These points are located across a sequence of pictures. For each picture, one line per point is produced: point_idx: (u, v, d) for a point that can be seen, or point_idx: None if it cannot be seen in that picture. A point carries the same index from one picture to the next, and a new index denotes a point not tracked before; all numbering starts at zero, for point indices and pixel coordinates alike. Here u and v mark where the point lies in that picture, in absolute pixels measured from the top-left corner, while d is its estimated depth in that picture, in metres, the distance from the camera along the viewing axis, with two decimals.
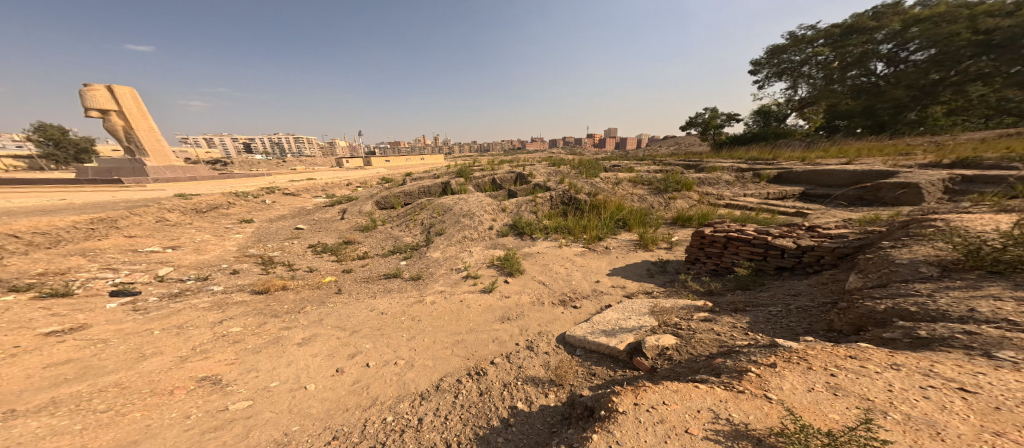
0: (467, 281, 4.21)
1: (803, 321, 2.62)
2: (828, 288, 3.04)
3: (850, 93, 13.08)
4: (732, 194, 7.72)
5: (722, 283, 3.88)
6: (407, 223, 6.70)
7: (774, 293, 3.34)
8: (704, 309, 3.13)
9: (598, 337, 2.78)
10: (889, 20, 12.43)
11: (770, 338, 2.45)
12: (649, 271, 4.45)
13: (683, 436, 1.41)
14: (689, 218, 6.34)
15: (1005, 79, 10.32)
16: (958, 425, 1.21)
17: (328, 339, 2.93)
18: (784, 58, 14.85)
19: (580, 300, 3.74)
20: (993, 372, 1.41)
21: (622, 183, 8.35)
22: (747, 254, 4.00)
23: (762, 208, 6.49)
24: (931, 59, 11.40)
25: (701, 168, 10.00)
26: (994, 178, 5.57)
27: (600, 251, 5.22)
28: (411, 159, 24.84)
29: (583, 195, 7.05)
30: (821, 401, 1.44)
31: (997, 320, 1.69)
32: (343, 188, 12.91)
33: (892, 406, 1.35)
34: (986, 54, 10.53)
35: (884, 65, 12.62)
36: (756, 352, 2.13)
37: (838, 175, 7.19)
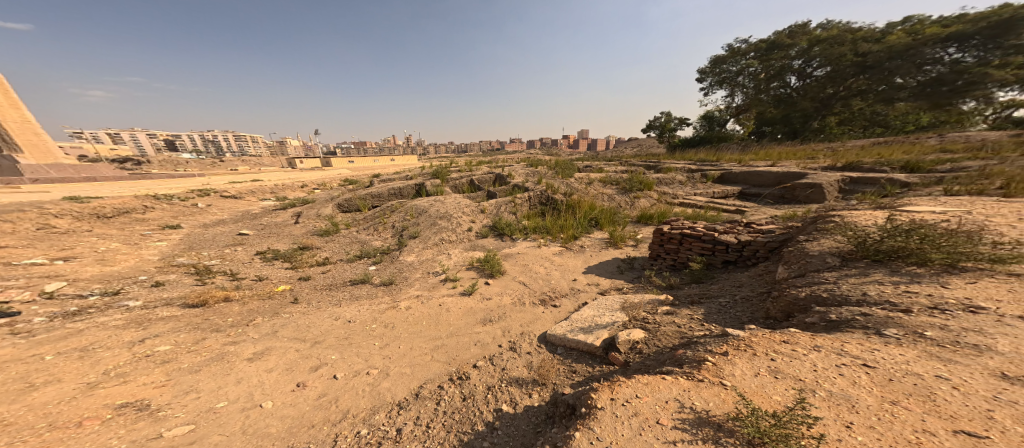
0: (447, 284, 4.14)
1: (745, 311, 2.88)
2: (764, 279, 3.37)
3: (772, 102, 14.54)
4: (685, 193, 8.28)
5: (680, 276, 4.14)
6: (377, 226, 6.46)
7: (722, 285, 3.62)
8: (668, 302, 3.33)
9: (577, 334, 2.86)
10: (799, 38, 13.96)
11: (721, 327, 2.66)
12: (619, 267, 4.64)
13: (655, 427, 1.47)
14: (651, 217, 6.70)
15: (875, 96, 12.07)
16: (866, 397, 1.39)
17: (289, 353, 2.75)
18: (724, 68, 16.01)
19: (559, 299, 3.81)
20: (885, 348, 1.65)
21: (594, 183, 8.63)
22: (699, 249, 4.28)
23: (711, 206, 7.01)
24: (827, 75, 12.92)
25: (659, 169, 10.60)
26: (871, 179, 6.54)
27: (575, 249, 5.35)
28: (378, 160, 23.94)
29: (560, 195, 7.21)
30: (765, 385, 1.58)
31: (882, 302, 1.99)
32: (296, 190, 12.16)
33: (818, 384, 1.52)
34: (863, 73, 12.01)
35: (795, 78, 14.13)
36: (711, 342, 2.31)
37: (764, 176, 7.97)
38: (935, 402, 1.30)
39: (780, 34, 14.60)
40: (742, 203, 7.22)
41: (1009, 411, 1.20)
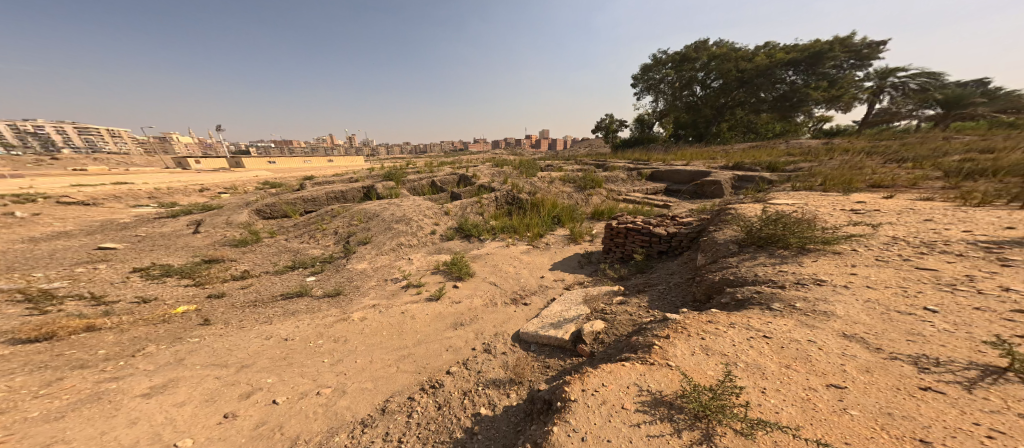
0: (412, 290, 3.92)
1: (677, 295, 3.18)
2: (689, 265, 3.75)
3: (685, 109, 16.45)
4: (625, 189, 8.92)
5: (627, 267, 4.42)
6: (314, 233, 5.93)
7: (659, 273, 3.94)
8: (623, 292, 3.53)
9: (548, 330, 2.89)
10: (701, 53, 15.76)
11: (660, 312, 2.88)
12: (580, 262, 4.81)
13: (622, 412, 1.49)
14: (602, 213, 7.07)
15: (751, 106, 15.05)
16: (767, 364, 1.59)
17: (208, 382, 2.37)
18: (651, 75, 17.22)
19: (529, 297, 3.81)
20: (773, 321, 1.91)
21: (555, 182, 8.80)
22: (640, 242, 4.58)
23: (647, 201, 7.65)
24: (723, 84, 15.22)
25: (605, 168, 11.22)
26: (747, 178, 7.84)
27: (542, 247, 5.42)
28: (311, 161, 21.85)
29: (525, 195, 7.25)
30: (700, 361, 1.71)
31: (769, 281, 2.34)
32: (192, 195, 10.64)
33: (738, 357, 1.69)
34: (740, 87, 14.91)
35: (700, 88, 16.10)
36: (655, 327, 2.48)
37: (681, 174, 8.88)
38: (810, 362, 1.54)
39: (692, 47, 16.22)
40: (666, 198, 7.99)
41: (852, 363, 1.49)
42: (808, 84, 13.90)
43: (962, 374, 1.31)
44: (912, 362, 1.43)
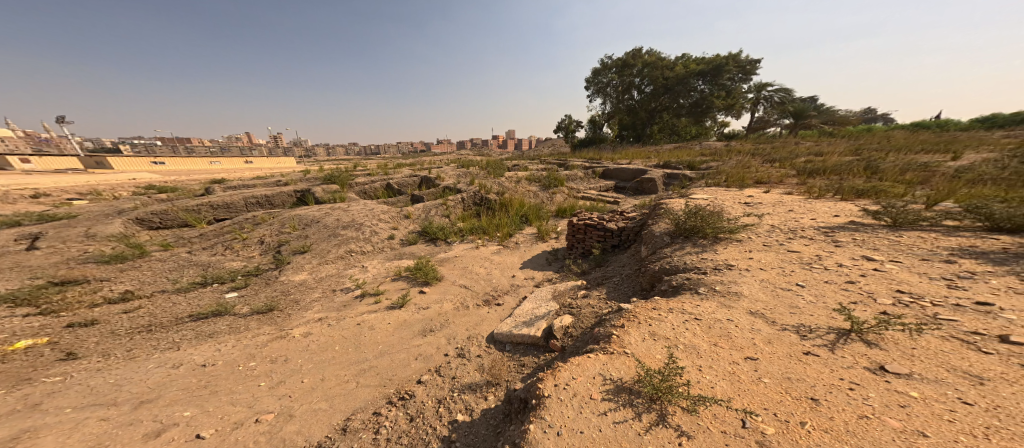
0: (371, 299, 3.64)
1: (627, 285, 3.35)
2: (634, 257, 3.99)
3: (625, 111, 17.81)
4: (581, 187, 9.27)
5: (587, 262, 4.59)
6: (231, 244, 5.22)
7: (614, 265, 4.13)
8: (585, 286, 3.64)
9: (521, 328, 2.87)
10: (638, 60, 17.05)
11: (614, 302, 3.01)
12: (548, 260, 4.88)
13: (591, 402, 1.48)
14: (565, 210, 7.23)
15: (675, 110, 17.03)
16: (699, 343, 1.72)
17: (89, 427, 1.88)
18: (600, 79, 18.12)
19: (501, 297, 3.76)
20: (701, 304, 2.08)
21: (522, 181, 8.83)
22: (598, 237, 4.73)
23: (602, 198, 8.06)
24: (656, 88, 16.58)
25: (565, 167, 11.55)
26: (671, 175, 8.56)
27: (512, 246, 5.40)
28: (226, 163, 19.24)
29: (493, 195, 7.21)
30: (650, 347, 1.78)
31: (696, 267, 2.58)
32: (43, 203, 8.58)
33: (680, 338, 1.80)
34: (665, 93, 16.76)
35: (636, 92, 17.52)
36: (612, 318, 2.57)
37: (624, 172, 9.62)
38: (731, 338, 1.72)
39: (630, 53, 17.32)
40: (611, 195, 8.54)
41: (760, 336, 1.69)
42: (713, 92, 16.23)
43: (825, 338, 1.59)
44: (795, 331, 1.69)
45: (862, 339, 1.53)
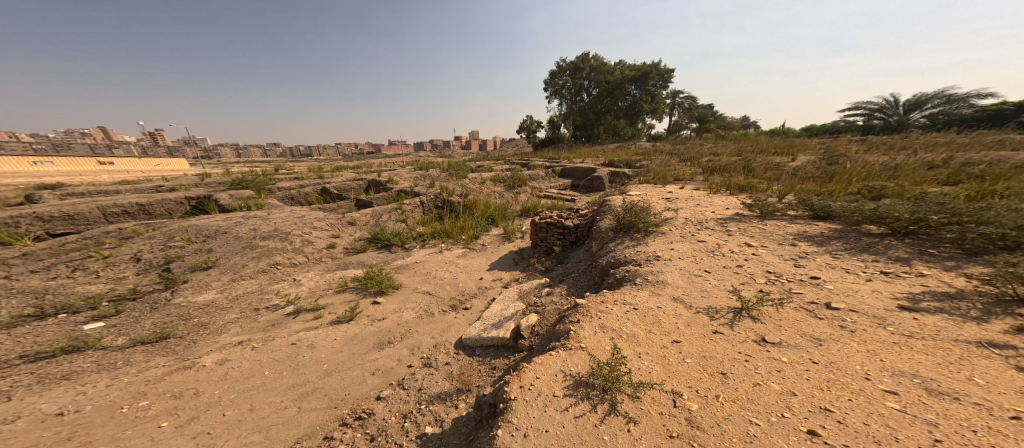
0: (308, 315, 3.29)
1: (583, 279, 3.60)
2: (591, 250, 4.18)
3: (580, 112, 18.54)
4: (542, 186, 9.48)
5: (550, 259, 4.72)
6: (79, 262, 3.87)
7: (574, 260, 4.31)
8: (549, 283, 3.75)
9: (490, 331, 2.86)
10: (589, 63, 17.85)
11: (574, 296, 3.18)
12: (515, 260, 4.92)
13: (554, 400, 1.51)
14: (528, 210, 7.32)
15: (624, 111, 18.08)
16: (635, 331, 1.93)
17: None
18: (555, 81, 18.85)
19: (469, 301, 3.71)
20: (636, 297, 2.32)
21: (486, 182, 8.78)
22: (558, 234, 4.87)
23: (559, 196, 8.33)
24: (602, 90, 17.79)
25: (527, 167, 11.68)
26: (614, 174, 9.24)
27: (478, 249, 5.35)
28: (54, 162, 13.59)
29: (456, 197, 7.13)
30: (599, 339, 1.90)
31: (630, 257, 3.12)
32: None
33: (622, 329, 1.97)
34: (615, 95, 17.75)
35: (589, 94, 18.33)
36: (570, 313, 2.65)
37: (579, 170, 10.00)
38: (660, 325, 1.97)
39: (581, 57, 18.25)
40: (569, 192, 8.86)
41: (682, 321, 2.00)
42: (646, 97, 17.72)
43: (726, 317, 1.96)
44: (706, 313, 2.04)
45: (748, 315, 1.95)
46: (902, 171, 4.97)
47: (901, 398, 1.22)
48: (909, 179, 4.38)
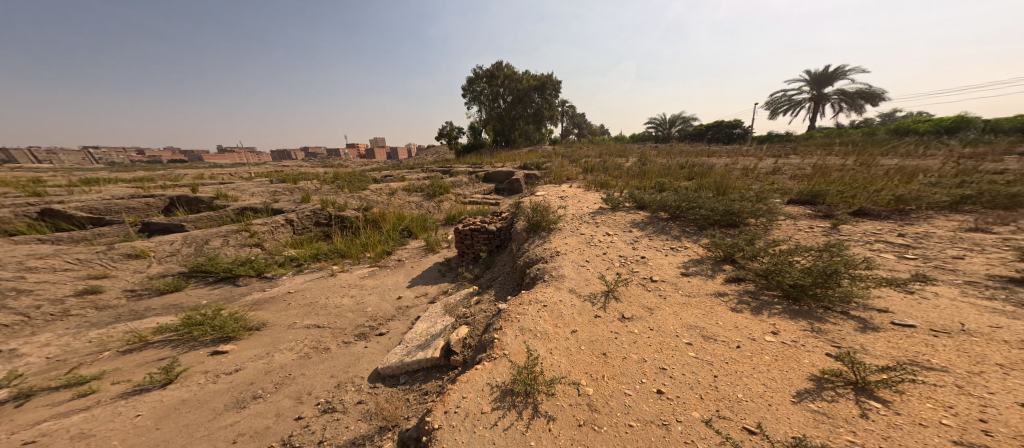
0: (64, 393, 2.48)
1: (507, 282, 3.85)
2: (512, 252, 4.39)
3: (500, 119, 19.18)
4: (467, 193, 9.56)
5: (479, 265, 4.81)
6: None
7: (501, 263, 4.45)
8: (477, 291, 3.95)
9: (415, 354, 2.79)
10: (504, 71, 18.55)
11: (500, 299, 3.45)
12: (441, 271, 4.89)
13: (481, 417, 1.88)
14: (453, 217, 7.33)
15: (540, 117, 19.34)
16: (542, 323, 2.67)
17: None
18: (474, 87, 19.16)
19: (386, 325, 3.55)
20: (549, 293, 3.04)
21: (397, 193, 8.57)
22: (485, 239, 4.97)
23: (484, 201, 8.50)
24: (514, 98, 18.74)
25: (448, 174, 11.54)
26: (530, 174, 9.84)
27: (393, 265, 5.16)
28: None
29: (351, 211, 6.67)
30: (520, 340, 2.48)
31: (540, 256, 3.71)
32: None
33: (533, 330, 2.60)
34: (531, 103, 18.92)
35: (508, 101, 19.12)
36: (496, 321, 2.85)
37: (500, 174, 10.35)
38: (561, 316, 2.75)
39: (496, 66, 18.94)
40: (492, 196, 9.12)
41: (573, 307, 2.86)
42: (546, 106, 19.22)
43: (599, 299, 2.95)
44: (590, 299, 2.95)
45: (613, 294, 2.99)
46: (668, 169, 7.38)
47: (693, 345, 2.24)
48: (672, 177, 6.47)
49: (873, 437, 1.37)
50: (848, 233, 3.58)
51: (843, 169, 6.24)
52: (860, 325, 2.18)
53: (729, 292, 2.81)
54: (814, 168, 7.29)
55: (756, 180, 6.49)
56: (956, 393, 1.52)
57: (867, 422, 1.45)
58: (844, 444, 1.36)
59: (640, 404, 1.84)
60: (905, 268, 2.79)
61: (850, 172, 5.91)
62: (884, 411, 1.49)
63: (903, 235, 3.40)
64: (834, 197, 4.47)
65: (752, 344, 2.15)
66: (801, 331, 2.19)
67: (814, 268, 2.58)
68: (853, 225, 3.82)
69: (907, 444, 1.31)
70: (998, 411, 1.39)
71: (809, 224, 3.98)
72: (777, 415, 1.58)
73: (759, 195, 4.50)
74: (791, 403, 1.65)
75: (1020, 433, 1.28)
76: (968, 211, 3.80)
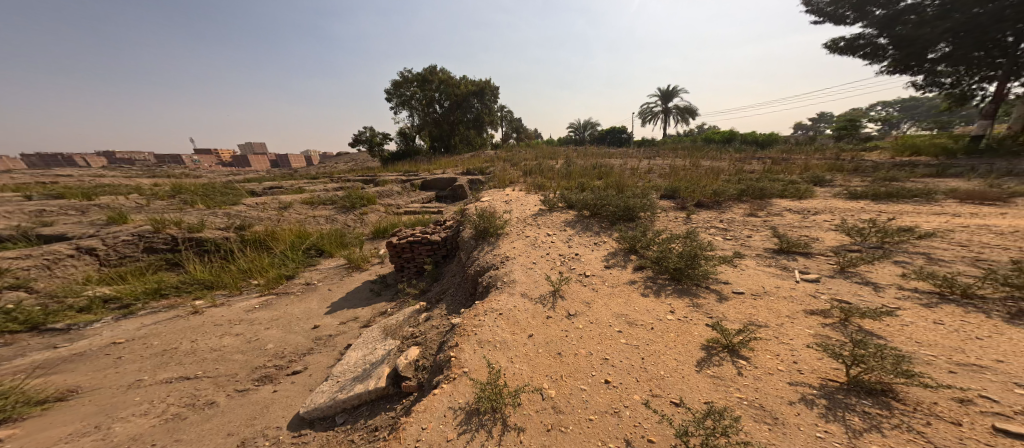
0: None
1: (459, 293, 3.68)
2: (461, 262, 4.25)
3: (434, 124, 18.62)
4: (404, 203, 9.07)
5: (424, 280, 4.59)
6: None
7: (451, 275, 4.23)
8: (426, 307, 3.69)
9: (352, 388, 2.59)
10: (436, 76, 18.10)
11: (455, 312, 3.26)
12: (374, 290, 4.67)
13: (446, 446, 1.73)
14: (385, 230, 7.01)
15: (476, 123, 19.34)
16: (500, 332, 2.60)
17: None
18: (402, 91, 18.29)
19: (301, 360, 3.39)
20: (504, 302, 2.96)
21: (295, 207, 7.96)
22: (428, 251, 4.75)
23: (424, 210, 8.14)
24: (452, 103, 18.50)
25: (374, 183, 10.68)
26: (471, 179, 9.69)
27: (301, 290, 4.90)
28: None
29: (210, 232, 5.66)
30: (481, 355, 2.36)
31: (490, 263, 3.64)
32: None
33: (492, 341, 2.50)
34: (466, 109, 18.84)
35: (442, 107, 18.68)
36: (450, 338, 2.69)
37: (440, 181, 9.94)
38: (517, 322, 2.71)
39: (429, 70, 18.37)
40: (433, 205, 8.79)
41: (525, 311, 2.85)
42: (485, 111, 19.32)
43: (550, 299, 3.00)
44: (543, 301, 2.97)
45: (559, 292, 3.08)
46: (586, 169, 8.11)
47: (622, 331, 2.52)
48: (590, 176, 7.14)
49: (750, 391, 1.78)
50: (695, 221, 4.82)
51: (684, 169, 8.28)
52: (717, 296, 2.87)
53: (637, 282, 3.21)
54: (669, 168, 9.09)
55: (638, 176, 7.78)
56: (777, 346, 2.14)
57: (742, 378, 1.89)
58: (736, 401, 1.73)
59: (595, 398, 1.93)
60: (727, 246, 3.93)
61: (687, 171, 7.95)
62: (749, 366, 1.98)
63: (721, 221, 4.82)
64: (684, 191, 6.00)
65: (661, 324, 2.55)
66: (687, 307, 2.74)
67: (686, 253, 3.23)
68: (698, 215, 5.15)
69: (767, 392, 1.77)
70: (800, 354, 2.03)
71: (674, 214, 5.16)
72: (691, 386, 1.90)
73: (644, 191, 5.53)
74: (694, 372, 2.01)
75: (814, 369, 1.88)
76: (746, 200, 5.84)
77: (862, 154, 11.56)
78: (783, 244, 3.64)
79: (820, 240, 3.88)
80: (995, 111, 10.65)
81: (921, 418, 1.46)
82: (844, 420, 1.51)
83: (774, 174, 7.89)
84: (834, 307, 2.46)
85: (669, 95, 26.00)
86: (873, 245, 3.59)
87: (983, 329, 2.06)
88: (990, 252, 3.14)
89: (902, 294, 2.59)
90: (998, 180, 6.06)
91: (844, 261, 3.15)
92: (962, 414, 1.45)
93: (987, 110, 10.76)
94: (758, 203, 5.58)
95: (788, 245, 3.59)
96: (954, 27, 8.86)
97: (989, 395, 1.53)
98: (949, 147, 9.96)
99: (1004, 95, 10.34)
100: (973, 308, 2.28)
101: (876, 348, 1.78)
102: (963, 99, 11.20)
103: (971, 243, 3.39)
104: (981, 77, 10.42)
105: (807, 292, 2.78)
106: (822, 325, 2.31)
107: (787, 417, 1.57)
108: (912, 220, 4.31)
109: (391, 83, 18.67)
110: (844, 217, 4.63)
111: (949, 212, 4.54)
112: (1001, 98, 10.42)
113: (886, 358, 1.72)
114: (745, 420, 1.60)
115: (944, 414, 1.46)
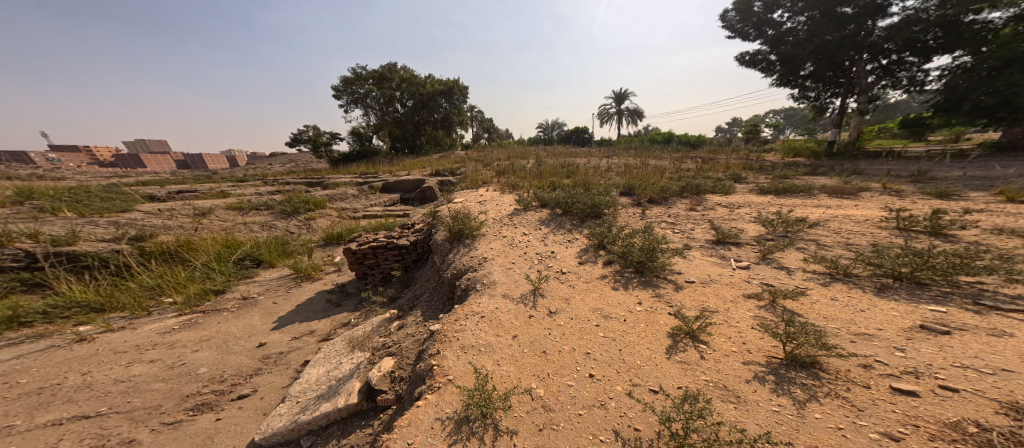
0: None
1: (436, 298, 3.58)
2: (434, 268, 4.10)
3: (393, 123, 17.80)
4: (364, 207, 8.57)
5: (392, 287, 4.37)
6: None
7: (423, 282, 4.08)
8: (398, 315, 3.52)
9: (320, 406, 2.38)
10: (395, 74, 17.31)
11: (431, 319, 3.16)
12: (332, 301, 4.32)
13: None
14: (341, 235, 6.52)
15: (439, 122, 18.74)
16: (483, 336, 2.56)
17: None
18: (355, 89, 17.20)
19: (249, 382, 3.03)
20: (486, 305, 2.92)
21: (218, 212, 7.08)
22: (395, 257, 4.54)
23: (388, 213, 7.71)
24: (416, 103, 17.73)
25: (324, 186, 9.81)
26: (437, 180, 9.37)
27: (238, 305, 4.37)
28: None
29: (92, 244, 4.74)
30: (465, 362, 2.29)
31: (466, 267, 3.58)
32: None
33: (475, 347, 2.44)
34: (427, 107, 18.17)
35: (402, 105, 17.96)
36: (429, 346, 2.58)
37: (407, 184, 9.52)
38: (499, 324, 2.69)
39: (387, 67, 17.46)
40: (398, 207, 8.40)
41: (506, 312, 2.84)
42: (453, 111, 18.80)
43: (529, 299, 3.03)
44: (523, 301, 2.99)
45: (537, 291, 3.12)
46: (555, 168, 8.29)
47: (602, 326, 2.62)
48: (556, 176, 7.33)
49: (714, 373, 1.98)
50: (648, 216, 5.19)
51: (635, 168, 8.87)
52: (674, 285, 3.13)
53: (608, 277, 3.37)
54: (624, 166, 9.66)
55: (598, 174, 8.15)
56: (727, 329, 2.41)
57: (705, 362, 2.10)
58: (704, 384, 1.91)
59: (581, 393, 1.99)
60: (681, 239, 4.31)
61: (639, 169, 8.57)
62: (709, 350, 2.19)
63: (671, 216, 5.26)
64: (639, 189, 6.39)
65: (632, 316, 2.72)
66: (652, 298, 2.96)
67: (651, 246, 3.47)
68: (650, 210, 5.52)
69: (726, 372, 1.98)
70: (746, 336, 2.30)
71: (631, 210, 5.51)
72: (665, 372, 2.06)
73: (606, 189, 5.82)
74: (668, 360, 2.16)
75: (762, 348, 2.14)
76: (687, 195, 6.44)
77: (761, 155, 13.29)
78: (720, 235, 4.10)
79: (744, 231, 4.42)
80: (841, 121, 13.00)
81: (843, 384, 1.75)
82: (789, 393, 1.74)
83: (707, 173, 8.71)
84: (765, 291, 2.84)
85: (621, 97, 27.63)
86: (780, 234, 4.20)
87: (864, 302, 2.51)
88: (867, 236, 3.84)
89: (806, 276, 3.06)
90: (851, 178, 7.52)
91: (765, 248, 3.63)
92: (868, 378, 1.76)
93: (835, 120, 13.10)
94: (696, 198, 6.18)
95: (724, 236, 4.05)
96: (815, 49, 10.76)
97: (882, 359, 1.88)
98: (816, 151, 12.03)
99: (844, 108, 12.65)
100: (852, 284, 2.78)
101: (801, 325, 2.08)
102: (821, 110, 13.61)
103: (843, 230, 4.11)
104: (831, 92, 12.86)
105: (742, 278, 3.17)
106: (758, 307, 2.65)
107: (748, 394, 1.78)
108: (802, 212, 5.10)
109: (341, 79, 17.53)
110: (761, 210, 5.32)
111: (831, 204, 5.46)
112: (844, 111, 12.78)
113: (814, 335, 2.02)
114: (716, 401, 1.76)
115: (857, 379, 1.77)
